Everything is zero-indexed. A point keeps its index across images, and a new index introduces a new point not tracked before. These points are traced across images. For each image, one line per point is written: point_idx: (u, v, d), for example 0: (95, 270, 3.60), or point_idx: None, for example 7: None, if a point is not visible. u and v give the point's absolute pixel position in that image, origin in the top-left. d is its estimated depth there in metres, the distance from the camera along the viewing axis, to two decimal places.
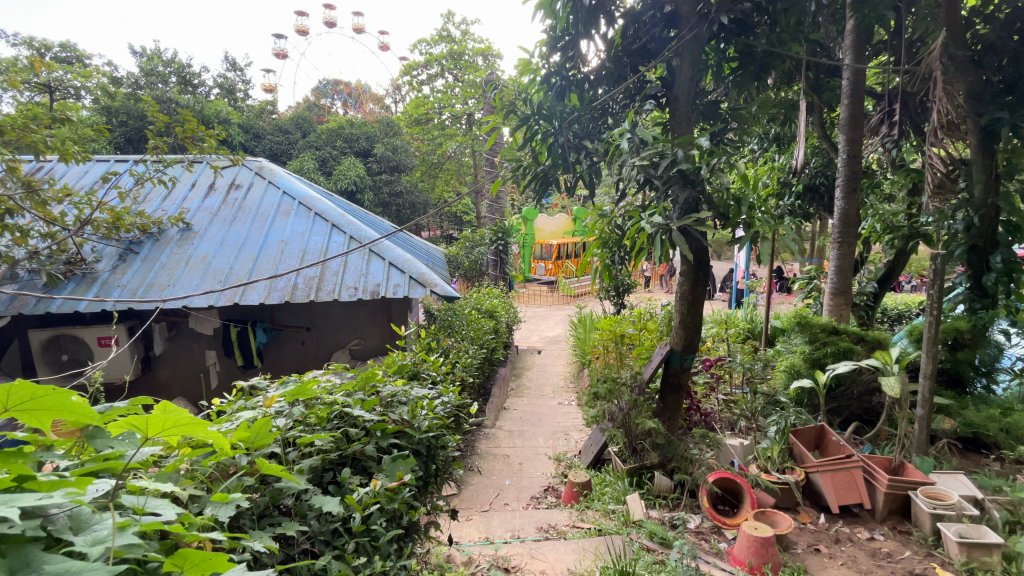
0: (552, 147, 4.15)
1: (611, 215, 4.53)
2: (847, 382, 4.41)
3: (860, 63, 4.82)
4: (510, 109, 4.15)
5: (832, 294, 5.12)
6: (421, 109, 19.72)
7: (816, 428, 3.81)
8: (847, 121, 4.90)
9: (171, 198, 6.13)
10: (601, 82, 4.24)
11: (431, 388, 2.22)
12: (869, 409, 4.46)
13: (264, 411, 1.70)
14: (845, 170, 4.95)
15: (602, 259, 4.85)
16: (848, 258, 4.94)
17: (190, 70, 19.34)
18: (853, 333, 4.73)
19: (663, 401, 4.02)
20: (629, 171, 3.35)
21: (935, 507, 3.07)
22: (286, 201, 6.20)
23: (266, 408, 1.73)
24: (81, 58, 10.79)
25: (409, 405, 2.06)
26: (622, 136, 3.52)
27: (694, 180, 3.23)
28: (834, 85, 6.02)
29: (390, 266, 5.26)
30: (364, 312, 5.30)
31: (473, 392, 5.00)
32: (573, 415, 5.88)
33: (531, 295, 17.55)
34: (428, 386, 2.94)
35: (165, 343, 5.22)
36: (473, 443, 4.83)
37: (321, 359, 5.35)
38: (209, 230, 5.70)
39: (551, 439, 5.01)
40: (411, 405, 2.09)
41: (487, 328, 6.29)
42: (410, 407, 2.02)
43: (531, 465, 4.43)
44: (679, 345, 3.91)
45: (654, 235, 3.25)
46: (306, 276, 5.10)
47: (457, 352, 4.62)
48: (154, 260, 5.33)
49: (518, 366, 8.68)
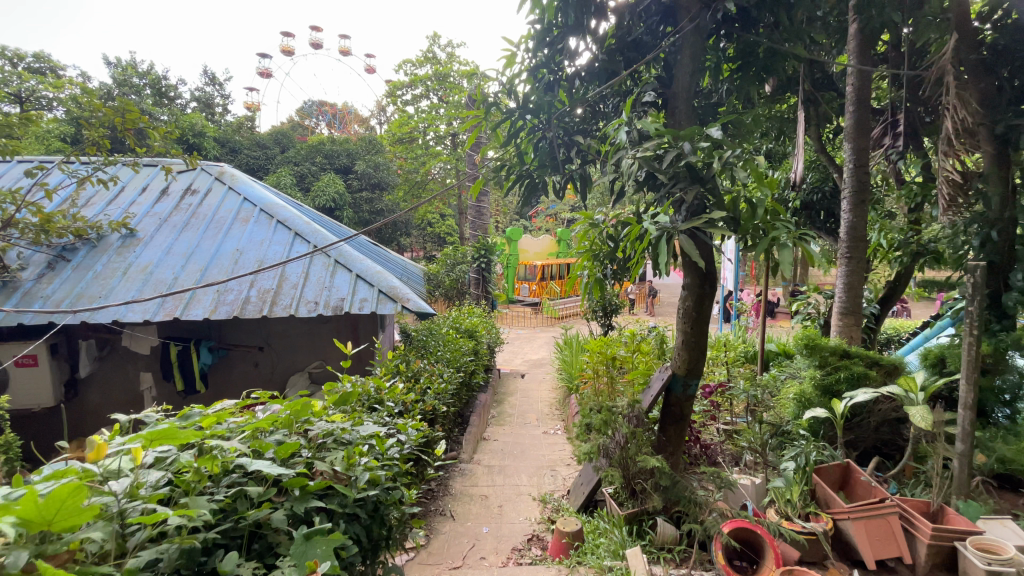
0: (538, 145, 3.68)
1: (604, 224, 4.09)
2: (864, 411, 3.96)
3: (865, 67, 4.53)
4: (491, 102, 3.61)
5: (840, 314, 4.64)
6: (404, 128, 19.26)
7: (840, 465, 3.32)
8: (853, 129, 4.56)
9: (117, 202, 5.53)
10: (593, 79, 3.85)
11: (383, 424, 1.71)
12: (888, 442, 4.01)
13: (128, 467, 1.23)
14: (852, 180, 4.56)
15: (593, 273, 4.39)
16: (857, 275, 4.51)
17: (165, 83, 18.88)
18: (867, 357, 4.28)
19: (664, 434, 3.51)
20: (628, 166, 2.85)
21: (989, 562, 2.59)
22: (246, 207, 5.65)
23: (133, 460, 1.25)
24: (53, 68, 10.36)
25: (345, 450, 1.54)
26: (618, 128, 3.08)
27: (703, 177, 2.75)
28: (832, 96, 5.75)
29: (357, 278, 4.75)
30: (326, 329, 4.73)
31: (449, 421, 4.42)
32: (560, 447, 5.31)
33: (515, 316, 17.03)
34: (386, 419, 2.38)
35: (92, 364, 4.54)
36: (447, 482, 4.22)
37: (277, 384, 4.72)
38: (155, 237, 5.10)
39: (536, 476, 4.43)
40: (349, 449, 1.58)
41: (466, 349, 5.73)
42: (347, 452, 1.50)
43: (513, 508, 3.84)
44: (682, 370, 3.42)
45: (658, 240, 2.79)
46: (261, 288, 4.54)
47: (429, 376, 4.04)
48: (87, 268, 4.72)
49: (500, 392, 8.09)
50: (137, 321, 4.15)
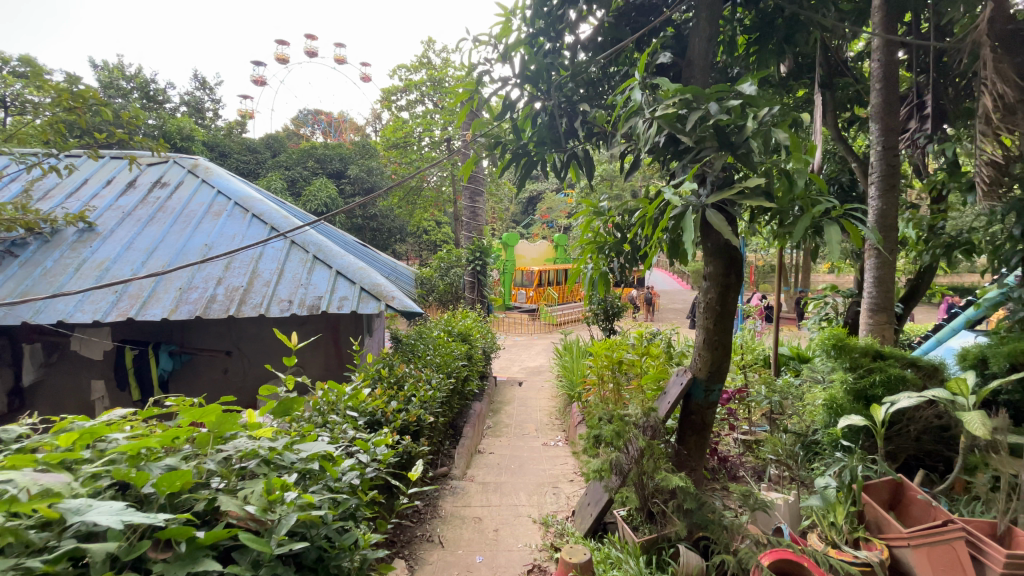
0: (537, 119, 3.25)
1: (610, 211, 3.67)
2: (904, 418, 3.52)
3: (890, 42, 4.15)
4: (483, 70, 3.18)
5: (870, 311, 4.21)
6: (398, 133, 18.30)
7: (892, 481, 2.88)
8: (880, 108, 4.18)
9: (77, 195, 5.10)
10: (597, 48, 3.43)
11: (331, 445, 1.35)
12: (932, 452, 3.56)
13: None
14: (881, 163, 4.14)
15: (598, 267, 3.94)
16: (889, 268, 4.08)
17: (156, 87, 18.64)
18: (903, 357, 3.85)
19: (683, 446, 3.06)
20: (643, 130, 2.41)
21: None
22: (220, 201, 5.22)
23: None
24: None
25: (267, 481, 1.15)
26: (628, 91, 2.65)
27: (731, 140, 2.29)
28: (850, 81, 5.36)
29: (336, 276, 4.32)
30: (304, 333, 4.35)
31: (438, 434, 3.95)
32: (561, 461, 4.84)
33: (512, 323, 16.59)
34: (346, 440, 1.96)
35: (38, 371, 4.06)
36: (435, 503, 3.73)
37: (247, 393, 4.26)
38: (116, 232, 4.66)
39: (536, 494, 3.95)
40: (276, 478, 1.19)
41: (458, 354, 5.25)
42: (267, 485, 1.13)
43: (510, 533, 3.36)
44: (703, 373, 2.97)
45: (680, 216, 2.35)
46: (229, 285, 4.09)
47: (415, 382, 3.56)
48: (36, 264, 4.27)
49: (496, 400, 7.62)
50: (86, 322, 3.70)
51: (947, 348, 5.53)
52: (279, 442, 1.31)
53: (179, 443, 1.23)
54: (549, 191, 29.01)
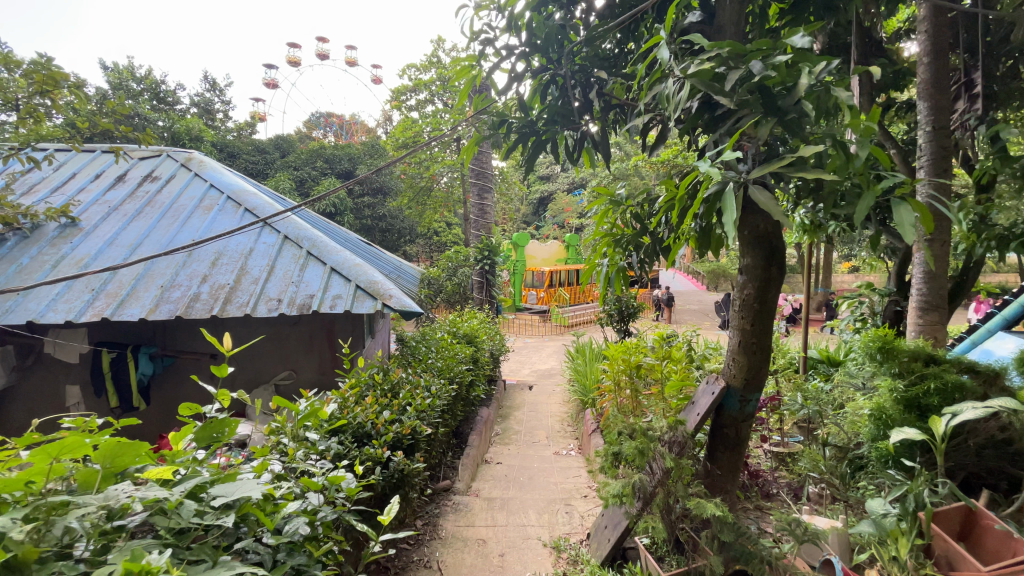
0: (547, 94, 2.88)
1: (629, 199, 3.30)
2: (963, 431, 3.09)
3: (941, 9, 3.72)
4: (486, 39, 2.82)
5: (919, 311, 3.76)
6: (406, 133, 17.69)
7: (962, 508, 2.47)
8: (930, 82, 3.75)
9: (64, 189, 4.86)
10: (614, 15, 3.05)
11: (256, 493, 1.07)
12: (995, 470, 3.12)
13: None
14: (932, 144, 3.71)
15: (614, 262, 3.56)
16: (941, 261, 3.66)
17: (166, 88, 18.58)
18: (959, 362, 3.41)
19: (715, 464, 2.68)
20: (673, 95, 2.03)
21: None
22: (212, 195, 4.94)
23: None
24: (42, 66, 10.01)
25: (135, 553, 0.89)
26: (653, 53, 2.28)
27: (777, 97, 1.91)
28: (889, 59, 4.91)
29: (330, 273, 4.00)
30: (296, 335, 4.10)
31: (439, 445, 3.60)
32: (574, 474, 4.47)
33: (523, 324, 16.25)
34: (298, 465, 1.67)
35: (11, 375, 3.76)
36: (436, 522, 3.38)
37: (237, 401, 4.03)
38: (100, 227, 4.39)
39: (546, 513, 3.58)
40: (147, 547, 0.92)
41: (463, 357, 4.91)
42: (131, 560, 0.86)
43: (517, 558, 3.00)
44: (738, 381, 2.59)
45: (716, 195, 1.97)
46: (214, 283, 3.79)
47: (411, 389, 3.23)
48: (12, 261, 4.00)
49: (505, 405, 7.26)
50: (58, 323, 3.42)
51: (985, 348, 5.01)
52: (180, 491, 1.05)
53: (41, 487, 0.98)
54: (561, 191, 28.58)
